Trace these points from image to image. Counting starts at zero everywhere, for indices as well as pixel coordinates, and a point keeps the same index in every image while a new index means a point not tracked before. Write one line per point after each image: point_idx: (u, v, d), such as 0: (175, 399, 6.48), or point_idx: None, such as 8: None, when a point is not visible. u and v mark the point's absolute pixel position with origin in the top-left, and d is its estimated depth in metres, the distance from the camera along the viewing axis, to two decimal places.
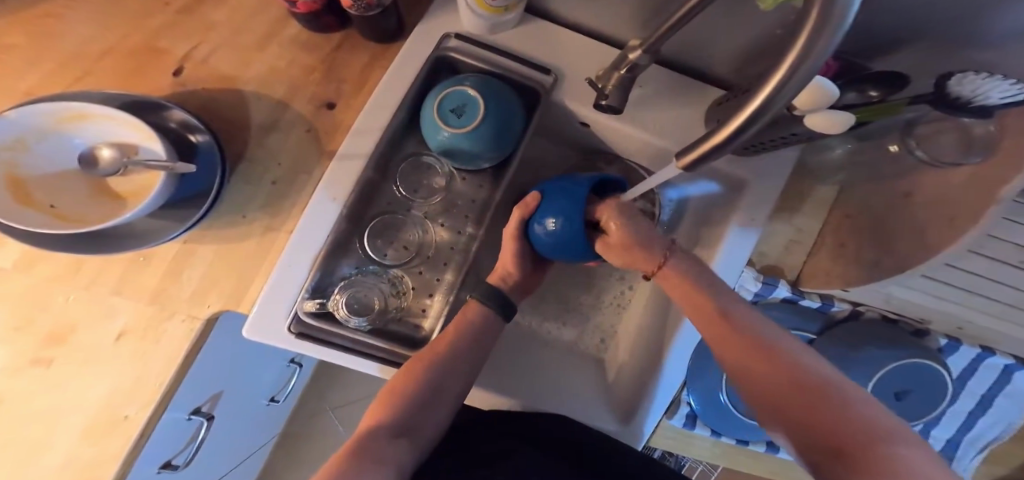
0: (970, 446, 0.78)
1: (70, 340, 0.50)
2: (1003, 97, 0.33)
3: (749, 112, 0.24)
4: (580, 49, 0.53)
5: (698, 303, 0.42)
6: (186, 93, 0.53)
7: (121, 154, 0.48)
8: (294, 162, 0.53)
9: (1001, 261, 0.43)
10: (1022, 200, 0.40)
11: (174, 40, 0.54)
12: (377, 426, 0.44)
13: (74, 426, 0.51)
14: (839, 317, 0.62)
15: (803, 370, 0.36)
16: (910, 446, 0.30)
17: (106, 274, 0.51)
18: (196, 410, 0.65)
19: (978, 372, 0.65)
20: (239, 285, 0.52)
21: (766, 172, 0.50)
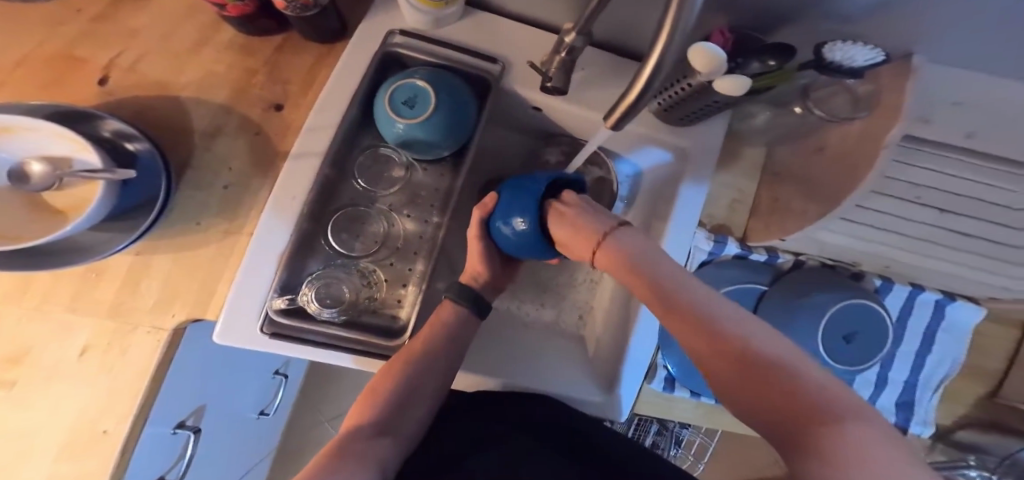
0: (927, 393, 0.70)
1: (23, 364, 0.50)
2: (864, 60, 0.39)
3: (649, 71, 0.26)
4: (523, 35, 0.54)
5: (649, 292, 0.39)
6: (117, 102, 0.52)
7: (53, 168, 0.47)
8: (247, 166, 0.53)
9: (902, 199, 0.49)
10: (907, 144, 0.48)
11: (93, 49, 0.53)
12: (356, 427, 0.45)
13: (40, 447, 0.49)
14: (786, 269, 0.66)
15: (753, 351, 0.32)
16: (861, 429, 0.25)
17: (58, 291, 0.51)
18: (181, 424, 0.65)
19: (916, 309, 0.68)
20: (203, 291, 0.52)
21: (705, 139, 0.53)
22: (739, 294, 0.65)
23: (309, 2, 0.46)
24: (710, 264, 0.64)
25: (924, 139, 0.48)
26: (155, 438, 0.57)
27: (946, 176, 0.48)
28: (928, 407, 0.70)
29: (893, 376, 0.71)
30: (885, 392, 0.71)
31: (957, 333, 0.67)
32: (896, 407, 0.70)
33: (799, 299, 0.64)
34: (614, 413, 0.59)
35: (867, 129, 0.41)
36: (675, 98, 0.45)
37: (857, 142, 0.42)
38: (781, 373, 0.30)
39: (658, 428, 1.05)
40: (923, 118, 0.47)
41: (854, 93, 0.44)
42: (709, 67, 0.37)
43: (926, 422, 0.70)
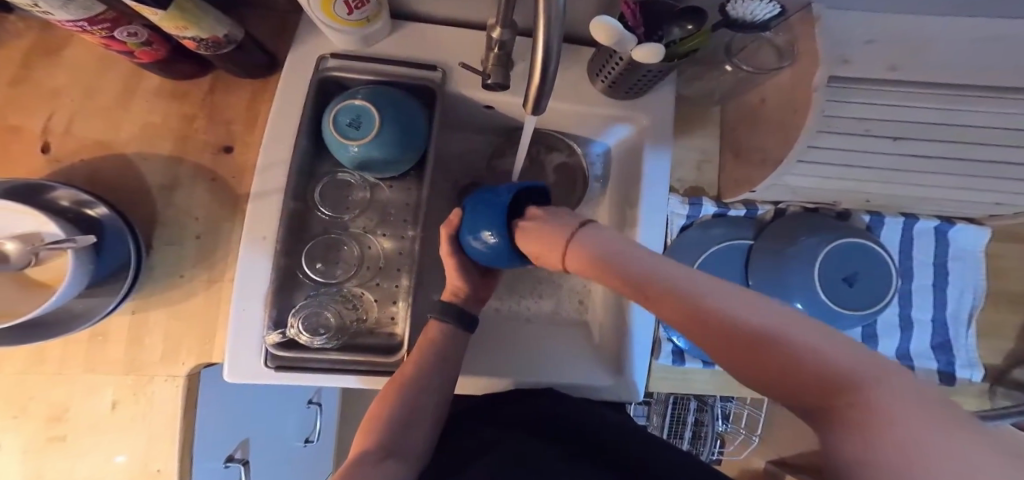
0: (962, 330, 0.66)
1: (68, 416, 0.53)
2: (766, 15, 0.40)
3: (540, 51, 0.26)
4: (456, 37, 0.54)
5: (623, 281, 0.35)
6: (65, 168, 0.53)
7: (26, 246, 0.46)
8: (212, 210, 0.55)
9: (850, 134, 0.44)
10: (837, 84, 0.42)
11: (26, 114, 0.54)
12: (361, 454, 0.46)
13: None
14: (769, 218, 0.63)
15: (743, 320, 0.27)
16: (892, 389, 0.21)
17: (72, 356, 0.53)
18: (230, 456, 0.64)
19: (917, 240, 0.65)
20: (203, 339, 0.54)
21: (658, 108, 0.52)
22: (725, 255, 0.61)
23: (219, 39, 0.46)
24: (692, 228, 0.61)
25: (860, 77, 0.42)
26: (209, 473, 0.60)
27: (897, 104, 0.42)
28: (968, 347, 0.66)
29: (918, 316, 0.67)
30: (914, 336, 0.67)
31: (969, 257, 0.66)
32: (934, 350, 0.66)
33: (788, 247, 0.59)
34: (627, 393, 0.61)
35: (799, 71, 0.40)
36: (615, 73, 0.45)
37: (792, 85, 0.41)
38: (778, 343, 0.25)
39: (698, 404, 1.06)
40: (845, 57, 0.42)
41: (777, 44, 0.43)
42: (613, 41, 0.36)
43: (973, 364, 0.65)
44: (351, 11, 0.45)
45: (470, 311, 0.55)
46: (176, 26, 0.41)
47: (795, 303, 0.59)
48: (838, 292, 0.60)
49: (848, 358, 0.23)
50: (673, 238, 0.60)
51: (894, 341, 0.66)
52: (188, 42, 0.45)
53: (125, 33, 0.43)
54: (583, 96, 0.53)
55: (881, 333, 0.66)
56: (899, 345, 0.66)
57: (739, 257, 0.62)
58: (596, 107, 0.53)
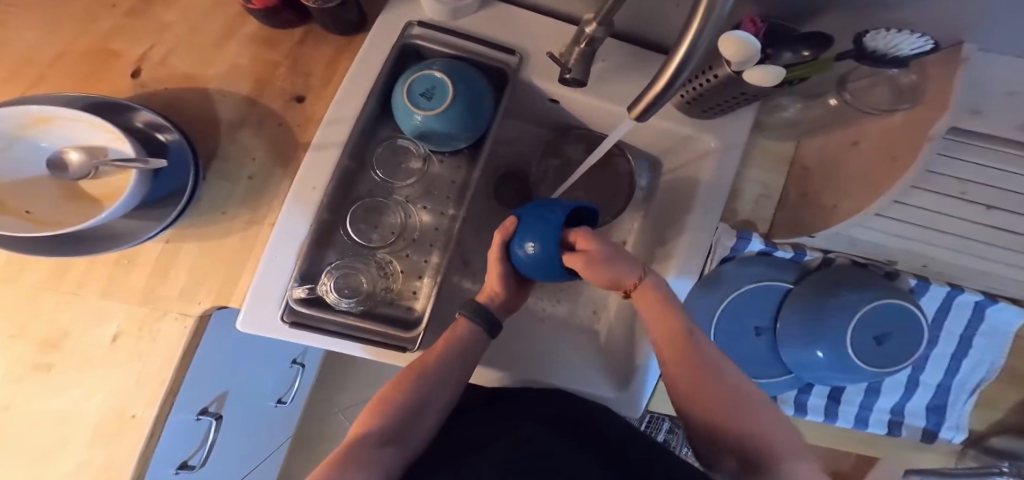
0: (962, 397, 0.64)
1: (63, 346, 0.52)
2: (912, 48, 0.36)
3: (688, 37, 0.25)
4: (540, 24, 0.53)
5: (664, 319, 0.44)
6: (147, 94, 0.55)
7: (90, 157, 0.50)
8: (270, 156, 0.55)
9: (940, 193, 0.44)
10: (951, 136, 0.43)
11: (128, 43, 0.56)
12: (363, 435, 0.44)
13: (82, 430, 0.52)
14: (813, 266, 0.60)
15: (735, 386, 0.42)
16: (808, 466, 0.38)
17: (94, 273, 0.53)
18: (203, 411, 0.68)
19: (952, 311, 0.60)
20: (228, 280, 0.54)
21: (733, 134, 0.51)
22: (757, 293, 0.59)
23: None
24: (731, 262, 0.58)
25: (970, 132, 0.43)
26: (175, 424, 0.59)
27: (988, 167, 0.43)
28: (962, 412, 0.64)
29: (924, 378, 0.65)
30: (914, 397, 0.65)
31: (997, 335, 0.60)
32: (927, 410, 0.65)
33: (826, 298, 0.56)
34: (629, 409, 0.57)
35: (909, 122, 0.39)
36: (701, 90, 0.44)
37: (906, 130, 0.39)
38: (756, 415, 0.41)
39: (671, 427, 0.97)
40: (973, 109, 0.42)
41: (899, 83, 0.42)
42: (742, 58, 0.34)
43: (959, 426, 0.65)
44: None
45: (496, 315, 0.53)
46: None
47: (817, 351, 0.57)
48: (865, 352, 0.57)
49: (790, 439, 0.40)
50: (710, 268, 0.58)
51: (892, 398, 0.65)
52: None
53: None
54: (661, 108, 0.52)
55: (883, 390, 0.65)
56: (897, 400, 0.65)
57: (774, 299, 0.60)
58: (668, 119, 0.52)
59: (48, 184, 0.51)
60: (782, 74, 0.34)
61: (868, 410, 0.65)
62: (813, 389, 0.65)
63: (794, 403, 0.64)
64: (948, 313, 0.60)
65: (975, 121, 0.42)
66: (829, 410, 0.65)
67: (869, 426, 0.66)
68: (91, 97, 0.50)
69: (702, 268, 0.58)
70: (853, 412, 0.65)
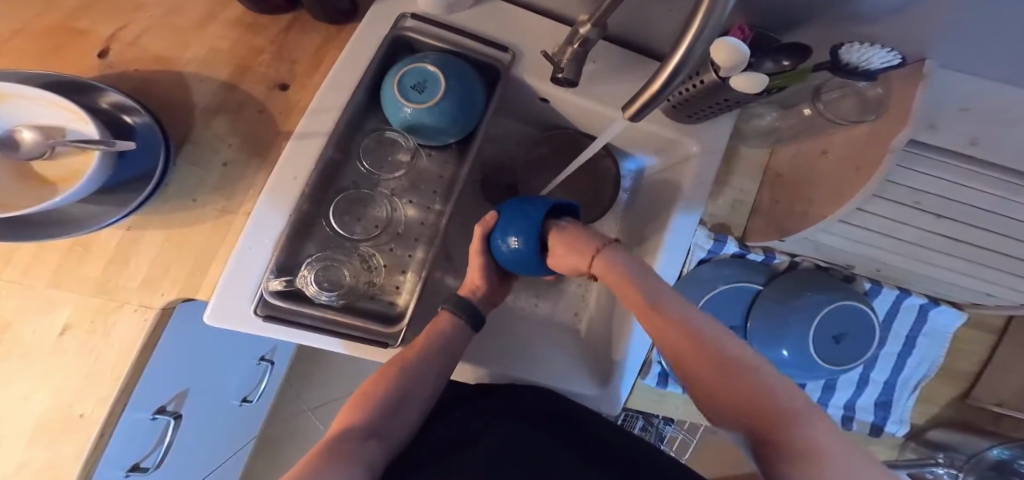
0: (905, 393, 0.68)
1: (5, 337, 0.49)
2: (883, 62, 0.39)
3: (687, 40, 0.25)
4: (534, 23, 0.53)
5: (636, 301, 0.43)
6: (116, 74, 0.52)
7: (44, 137, 0.47)
8: (248, 144, 0.53)
9: (901, 203, 0.47)
10: (913, 148, 0.46)
11: (96, 20, 0.53)
12: (345, 430, 0.43)
13: (22, 431, 0.49)
14: (781, 269, 0.62)
15: (723, 348, 0.39)
16: (822, 428, 0.32)
17: (48, 262, 0.50)
18: (160, 409, 0.65)
19: (901, 313, 0.64)
20: (196, 271, 0.51)
21: (713, 140, 0.53)
22: (731, 295, 0.61)
23: None
24: (707, 263, 0.60)
25: (928, 146, 0.46)
26: (130, 424, 0.56)
27: (946, 180, 0.46)
28: (905, 407, 0.69)
29: (874, 376, 0.69)
30: (864, 393, 0.70)
31: (938, 337, 0.65)
32: (875, 406, 0.70)
33: (792, 299, 0.59)
34: (609, 407, 0.58)
35: (875, 132, 0.42)
36: (687, 95, 0.45)
37: (868, 141, 0.42)
38: (751, 377, 0.36)
39: (644, 424, 0.99)
40: (931, 123, 0.46)
41: (864, 94, 0.45)
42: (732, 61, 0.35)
43: (903, 420, 0.69)
44: None
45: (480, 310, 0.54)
46: None
47: (783, 350, 0.60)
48: (824, 350, 0.61)
49: (800, 403, 0.34)
50: (688, 269, 0.60)
51: (845, 395, 0.70)
52: None
53: None
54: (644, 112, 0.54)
55: (838, 386, 0.70)
56: (848, 398, 0.70)
57: (746, 300, 0.62)
58: (653, 122, 0.54)
59: None
60: (766, 83, 0.37)
61: (824, 405, 0.70)
62: None
63: None
64: (896, 316, 0.65)
65: (933, 134, 0.46)
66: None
67: (825, 422, 0.70)
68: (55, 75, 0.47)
69: (681, 268, 0.60)
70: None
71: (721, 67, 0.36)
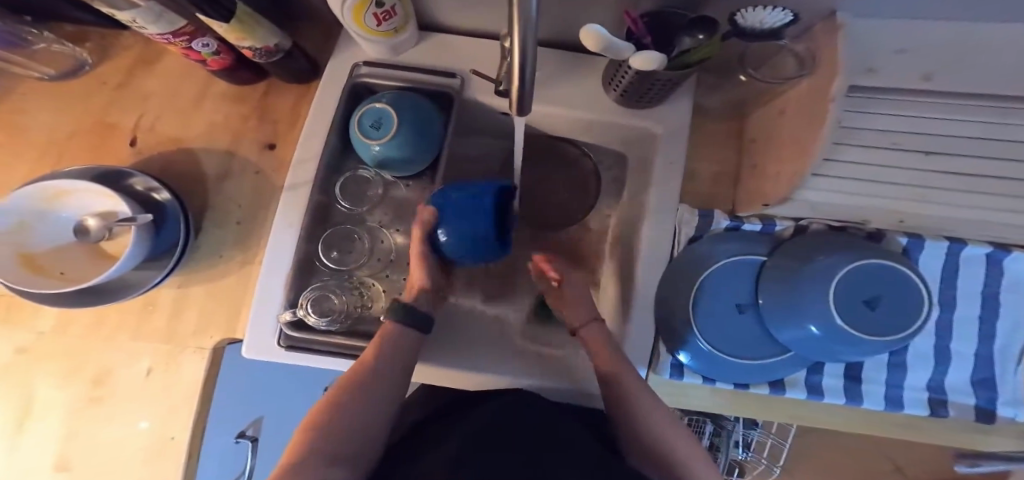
0: (1009, 366, 0.58)
1: (109, 381, 0.58)
2: (778, 22, 0.38)
3: (517, 58, 0.25)
4: (475, 47, 0.58)
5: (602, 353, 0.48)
6: (143, 158, 0.61)
7: (104, 221, 0.56)
8: (251, 201, 0.60)
9: (875, 147, 0.44)
10: (857, 93, 0.44)
11: (121, 116, 0.63)
12: (303, 455, 0.38)
13: (134, 462, 0.58)
14: (786, 236, 0.56)
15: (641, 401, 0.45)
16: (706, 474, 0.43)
17: (126, 322, 0.58)
18: (241, 433, 0.68)
19: (963, 268, 0.57)
20: (230, 315, 0.58)
21: (667, 119, 0.54)
22: (738, 271, 0.56)
23: (270, 49, 0.52)
24: (701, 242, 0.57)
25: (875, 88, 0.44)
26: (216, 442, 0.64)
27: (912, 116, 0.43)
28: (1016, 383, 0.57)
29: (958, 349, 0.58)
30: (952, 369, 0.58)
31: (1022, 291, 0.57)
32: (974, 385, 0.58)
33: (802, 265, 0.51)
34: None
35: (818, 81, 0.39)
36: (629, 79, 0.46)
37: (814, 92, 0.40)
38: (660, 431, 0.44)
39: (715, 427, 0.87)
40: (870, 67, 0.44)
41: (797, 52, 0.45)
42: (603, 47, 0.36)
43: (1018, 401, 0.57)
44: (381, 23, 0.49)
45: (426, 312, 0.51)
46: (236, 37, 0.48)
47: (809, 326, 0.49)
48: (858, 320, 0.48)
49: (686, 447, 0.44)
50: (681, 249, 0.57)
51: (924, 374, 0.58)
52: (245, 51, 0.51)
53: (199, 43, 0.50)
54: (599, 106, 0.55)
55: (909, 365, 0.59)
56: (932, 377, 0.58)
57: (751, 273, 0.56)
58: (608, 114, 0.55)
59: (76, 249, 0.57)
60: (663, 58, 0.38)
61: (897, 388, 0.58)
62: (824, 368, 0.58)
63: (805, 385, 0.57)
64: (958, 271, 0.57)
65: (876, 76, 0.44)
66: (850, 392, 0.58)
67: (907, 408, 0.58)
68: (93, 169, 0.56)
69: (672, 250, 0.57)
70: (880, 391, 0.58)
71: (595, 49, 0.37)
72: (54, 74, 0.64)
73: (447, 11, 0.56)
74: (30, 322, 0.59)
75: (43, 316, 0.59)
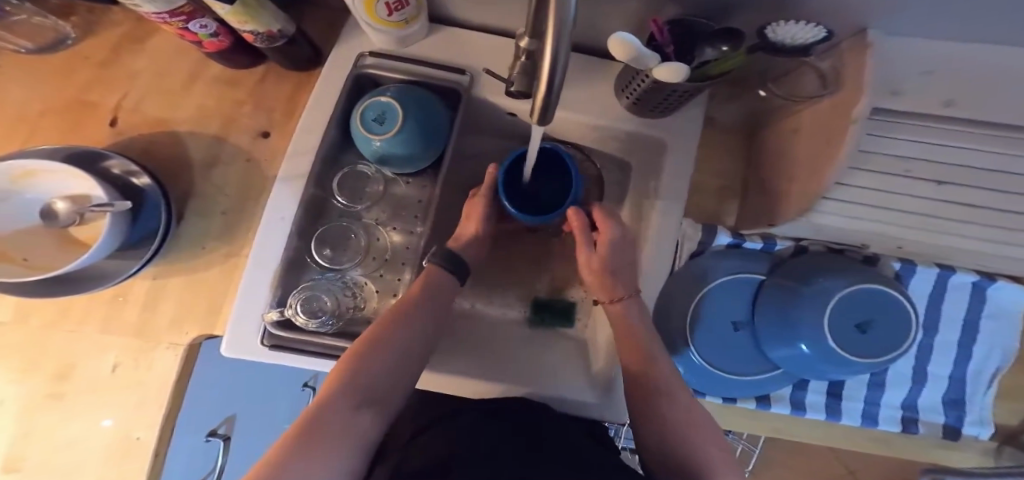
0: (982, 388, 0.59)
1: (71, 376, 0.54)
2: (811, 38, 0.38)
3: (547, 59, 0.23)
4: (485, 44, 0.56)
5: (630, 340, 0.47)
6: (125, 140, 0.58)
7: (74, 205, 0.52)
8: (240, 191, 0.57)
9: (885, 174, 0.44)
10: (878, 117, 0.43)
11: (103, 94, 0.59)
12: (329, 398, 0.38)
13: (86, 466, 0.54)
14: (787, 256, 0.57)
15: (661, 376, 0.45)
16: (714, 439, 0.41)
17: (92, 314, 0.54)
18: (213, 432, 0.64)
19: (947, 293, 0.58)
20: (211, 309, 0.55)
21: (677, 131, 0.54)
22: (736, 288, 0.57)
23: (273, 33, 0.50)
24: (703, 256, 0.57)
25: (894, 114, 0.43)
26: (185, 444, 0.61)
27: (929, 144, 0.42)
28: (985, 404, 0.58)
29: (934, 370, 0.60)
30: (926, 389, 0.60)
31: (1004, 318, 0.57)
32: (945, 405, 0.60)
33: (800, 286, 0.52)
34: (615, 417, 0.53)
35: (838, 101, 0.39)
36: (643, 89, 0.45)
37: (832, 110, 0.39)
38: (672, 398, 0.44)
39: None
40: (893, 90, 0.42)
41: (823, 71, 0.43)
42: (631, 57, 0.36)
43: (984, 421, 0.58)
44: (392, 13, 0.48)
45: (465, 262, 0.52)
46: (238, 21, 0.45)
47: (800, 345, 0.51)
48: (849, 340, 0.50)
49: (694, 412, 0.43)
50: (683, 263, 0.57)
51: (901, 392, 0.60)
52: (246, 34, 0.49)
53: (198, 24, 0.48)
54: (608, 113, 0.54)
55: (889, 383, 0.60)
56: (908, 395, 0.60)
57: (749, 292, 0.57)
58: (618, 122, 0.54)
59: (43, 233, 0.53)
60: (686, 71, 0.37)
61: (875, 406, 0.60)
62: (809, 385, 0.59)
63: (790, 401, 0.59)
64: (942, 295, 0.58)
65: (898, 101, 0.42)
66: (831, 408, 0.59)
67: (881, 424, 0.60)
68: (69, 149, 0.53)
69: (673, 264, 0.57)
70: (858, 408, 0.60)
71: (623, 59, 0.37)
72: (34, 48, 0.60)
73: (462, 5, 0.54)
74: None
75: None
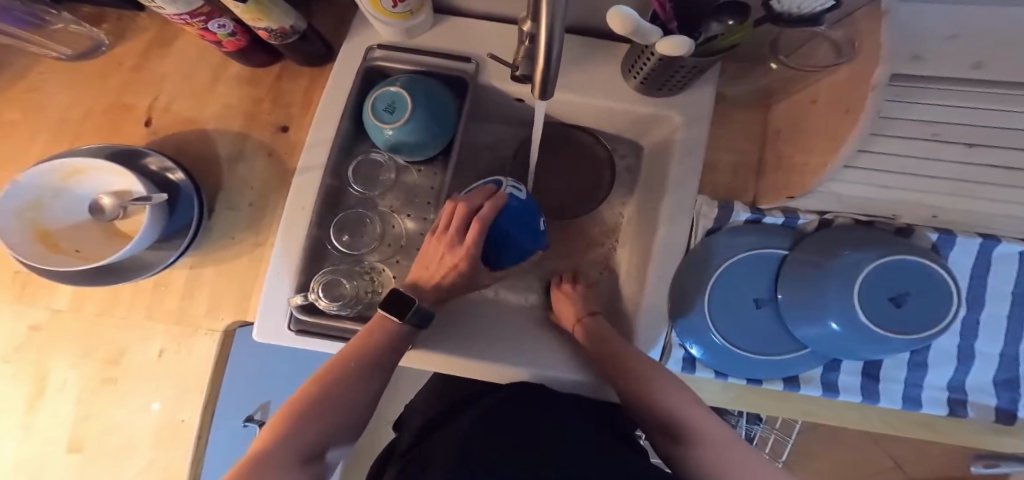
0: None
1: (123, 361, 0.59)
2: (818, 7, 0.37)
3: (545, 32, 0.25)
4: (490, 30, 0.56)
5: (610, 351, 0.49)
6: (158, 139, 0.61)
7: (119, 200, 0.56)
8: (264, 183, 0.60)
9: (913, 138, 0.42)
10: (899, 83, 0.42)
11: (136, 96, 0.63)
12: (271, 453, 0.38)
13: (144, 442, 0.59)
14: (810, 230, 0.50)
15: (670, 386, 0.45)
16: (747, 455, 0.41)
17: (138, 302, 0.59)
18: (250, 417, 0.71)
19: (993, 266, 0.49)
20: (242, 297, 0.58)
21: (689, 110, 0.53)
22: (755, 264, 0.50)
23: (285, 30, 0.51)
24: (721, 233, 0.52)
25: (918, 78, 0.42)
26: (225, 422, 0.65)
27: (956, 105, 0.41)
28: None
29: (982, 348, 0.52)
30: (974, 369, 0.52)
31: None
32: (996, 386, 0.52)
33: (823, 262, 0.45)
34: None
35: (856, 71, 0.37)
36: (650, 66, 0.45)
37: (851, 81, 0.38)
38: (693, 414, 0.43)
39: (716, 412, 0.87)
40: (915, 54, 0.41)
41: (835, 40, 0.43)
42: (631, 29, 0.36)
43: None
44: (397, 4, 0.49)
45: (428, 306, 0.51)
46: (252, 18, 0.47)
47: (829, 324, 0.44)
48: (885, 317, 0.42)
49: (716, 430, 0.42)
50: (697, 241, 0.52)
51: (945, 374, 0.52)
52: (261, 32, 0.50)
53: (216, 24, 0.50)
54: (618, 94, 0.54)
55: (931, 364, 0.52)
56: (955, 377, 0.52)
57: (770, 268, 0.50)
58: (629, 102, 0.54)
59: (91, 227, 0.58)
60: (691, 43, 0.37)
61: (916, 387, 0.52)
62: (842, 365, 0.52)
63: (821, 383, 0.52)
64: (989, 267, 0.49)
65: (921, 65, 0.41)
66: (867, 390, 0.52)
67: (924, 407, 0.52)
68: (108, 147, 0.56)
69: (687, 244, 0.53)
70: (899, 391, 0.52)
71: (620, 33, 0.36)
72: (71, 53, 0.64)
73: None
74: (46, 299, 0.59)
75: (58, 293, 0.59)
